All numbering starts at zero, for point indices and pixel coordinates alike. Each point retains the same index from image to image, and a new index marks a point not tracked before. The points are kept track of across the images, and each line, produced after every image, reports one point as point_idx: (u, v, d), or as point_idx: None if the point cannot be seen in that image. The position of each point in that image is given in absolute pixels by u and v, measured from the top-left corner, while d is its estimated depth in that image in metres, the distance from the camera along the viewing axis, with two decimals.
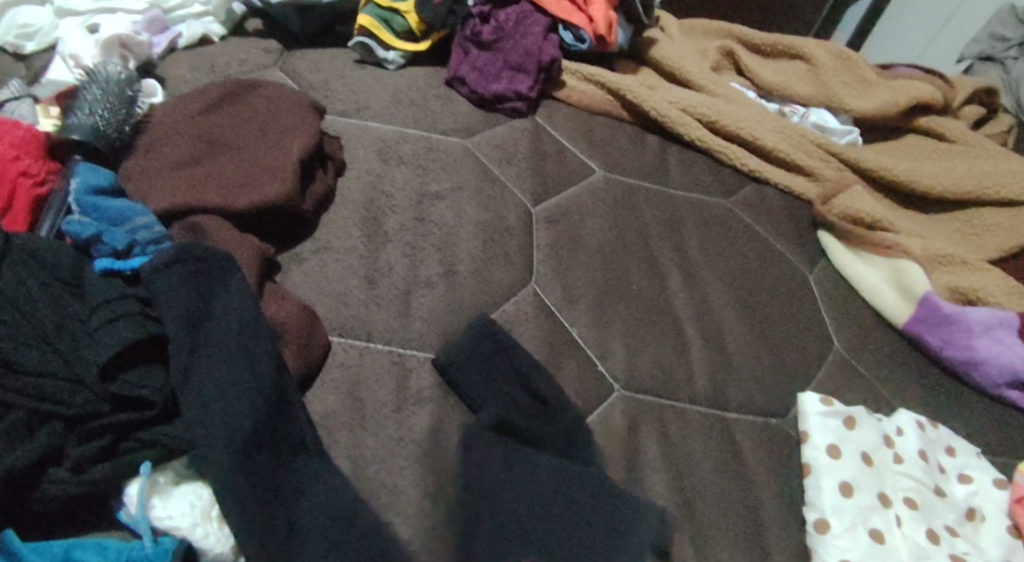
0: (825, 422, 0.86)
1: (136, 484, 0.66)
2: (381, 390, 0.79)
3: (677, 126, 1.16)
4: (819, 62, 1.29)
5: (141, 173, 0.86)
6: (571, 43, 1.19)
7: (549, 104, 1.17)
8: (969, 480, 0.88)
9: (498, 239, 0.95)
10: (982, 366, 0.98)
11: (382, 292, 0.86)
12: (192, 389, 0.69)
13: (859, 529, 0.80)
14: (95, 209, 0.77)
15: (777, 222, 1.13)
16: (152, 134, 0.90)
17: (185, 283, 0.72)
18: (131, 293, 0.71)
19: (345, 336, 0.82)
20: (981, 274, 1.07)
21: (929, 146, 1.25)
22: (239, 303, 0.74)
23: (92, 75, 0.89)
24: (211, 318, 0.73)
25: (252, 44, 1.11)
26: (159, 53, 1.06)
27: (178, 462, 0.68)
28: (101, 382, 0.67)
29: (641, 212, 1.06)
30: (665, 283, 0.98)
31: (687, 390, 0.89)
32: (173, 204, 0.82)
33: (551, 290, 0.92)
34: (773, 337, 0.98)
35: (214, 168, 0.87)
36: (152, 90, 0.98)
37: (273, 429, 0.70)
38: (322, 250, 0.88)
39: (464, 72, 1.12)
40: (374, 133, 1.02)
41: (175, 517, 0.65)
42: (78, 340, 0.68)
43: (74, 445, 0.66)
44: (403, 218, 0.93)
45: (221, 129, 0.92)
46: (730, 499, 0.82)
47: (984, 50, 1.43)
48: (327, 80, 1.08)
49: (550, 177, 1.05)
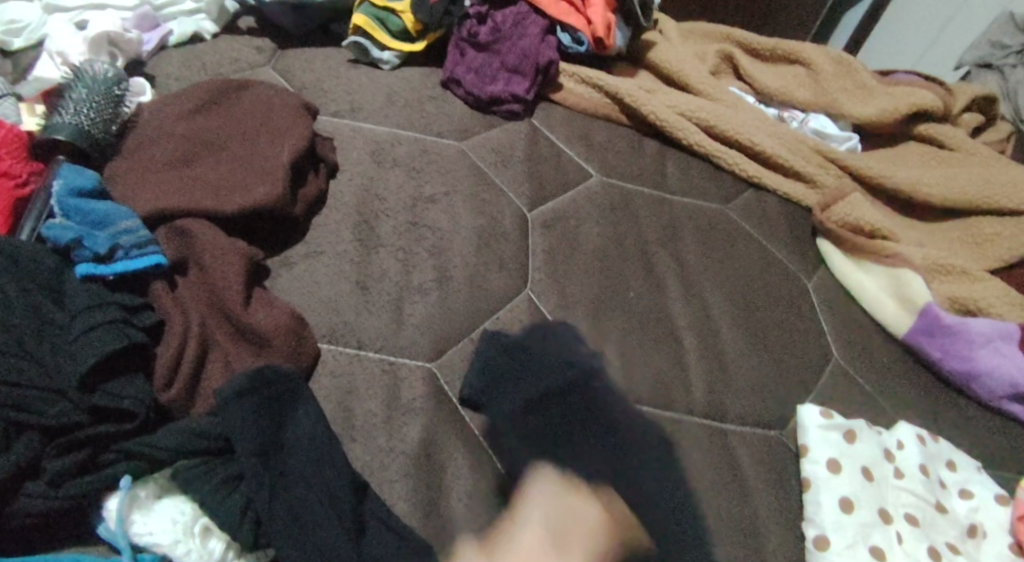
0: (825, 436, 0.85)
1: (115, 499, 0.64)
2: (371, 399, 0.77)
3: (676, 131, 1.15)
4: (820, 67, 1.27)
5: (127, 174, 0.84)
6: (569, 45, 1.17)
7: (547, 107, 1.15)
8: (970, 496, 0.87)
9: (493, 245, 0.93)
10: (983, 378, 0.97)
11: (373, 299, 0.84)
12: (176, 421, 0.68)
13: (860, 547, 0.78)
14: (79, 213, 0.73)
15: (776, 229, 1.12)
16: (139, 136, 0.88)
17: (172, 328, 0.72)
18: (112, 300, 0.69)
19: (335, 343, 0.80)
20: (981, 284, 1.05)
21: (929, 154, 1.23)
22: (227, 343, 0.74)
23: (78, 74, 0.87)
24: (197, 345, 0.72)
25: (244, 42, 1.09)
26: (148, 50, 1.04)
27: (160, 474, 0.66)
28: (81, 393, 0.65)
29: (639, 218, 1.04)
30: (662, 291, 0.97)
31: (685, 400, 0.87)
32: (158, 207, 0.79)
33: (547, 297, 0.91)
34: (774, 347, 0.96)
35: (202, 170, 0.85)
36: (141, 88, 0.95)
37: (264, 440, 0.68)
38: (312, 254, 0.86)
39: (460, 73, 1.10)
40: (368, 135, 1.00)
41: (156, 534, 0.63)
42: (56, 348, 0.66)
43: (52, 456, 0.63)
44: (397, 223, 0.91)
45: (210, 130, 0.90)
46: (730, 515, 0.80)
47: (984, 56, 1.41)
48: (320, 80, 1.06)
49: (548, 182, 1.03)
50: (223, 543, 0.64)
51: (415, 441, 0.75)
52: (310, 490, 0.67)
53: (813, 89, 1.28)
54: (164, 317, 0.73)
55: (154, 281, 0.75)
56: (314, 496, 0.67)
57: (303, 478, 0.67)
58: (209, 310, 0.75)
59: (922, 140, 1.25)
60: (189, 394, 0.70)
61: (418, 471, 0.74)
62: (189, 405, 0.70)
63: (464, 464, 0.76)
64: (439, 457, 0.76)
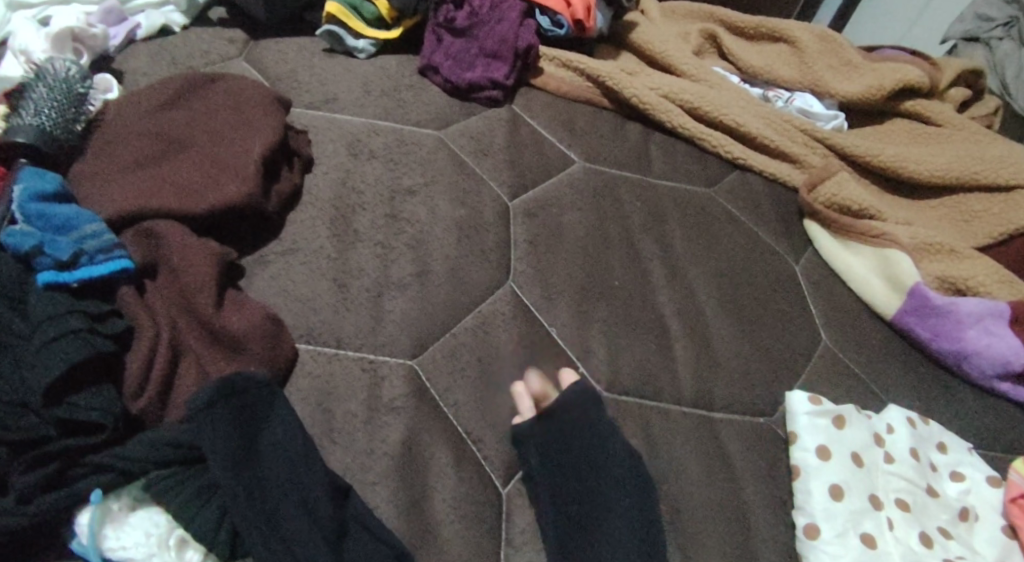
0: (814, 423, 0.83)
1: (87, 513, 0.62)
2: (352, 400, 0.75)
3: (660, 113, 1.13)
4: (804, 45, 1.26)
5: (94, 175, 0.81)
6: (548, 28, 1.15)
7: (528, 92, 1.12)
8: (961, 478, 0.86)
9: (473, 236, 0.91)
10: (973, 358, 0.95)
11: (352, 296, 0.82)
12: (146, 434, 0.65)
13: (850, 535, 0.77)
14: (41, 217, 0.71)
15: (761, 211, 1.10)
16: (106, 134, 0.86)
17: (142, 337, 0.70)
18: (77, 308, 0.67)
19: (313, 343, 0.78)
20: (970, 263, 1.03)
21: (917, 131, 1.22)
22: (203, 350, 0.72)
23: (39, 73, 0.85)
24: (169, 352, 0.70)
25: (215, 34, 1.07)
26: (116, 45, 1.01)
27: (133, 486, 0.65)
28: (46, 405, 0.63)
29: (624, 205, 1.02)
30: (647, 278, 0.95)
31: (673, 390, 0.86)
32: (127, 209, 0.77)
33: (530, 288, 0.89)
34: (761, 332, 0.95)
35: (172, 169, 0.83)
36: (107, 84, 0.93)
37: (241, 446, 0.66)
38: (288, 253, 0.84)
39: (437, 60, 1.07)
40: (344, 126, 0.98)
41: (130, 548, 0.62)
42: (21, 362, 0.64)
43: (19, 473, 0.62)
44: (374, 216, 0.89)
45: (179, 126, 0.88)
46: (718, 505, 0.79)
47: (970, 30, 1.38)
48: (294, 70, 1.03)
49: (528, 169, 1.01)
50: (200, 552, 0.63)
51: (397, 441, 0.74)
52: (290, 501, 0.65)
53: (799, 66, 1.26)
54: (132, 323, 0.70)
55: (121, 286, 0.72)
56: (293, 505, 0.65)
57: (283, 488, 0.66)
58: (182, 314, 0.73)
59: (910, 116, 1.23)
60: (161, 401, 0.69)
61: (400, 471, 0.72)
62: (162, 413, 0.69)
63: (448, 463, 0.74)
64: (423, 457, 0.74)
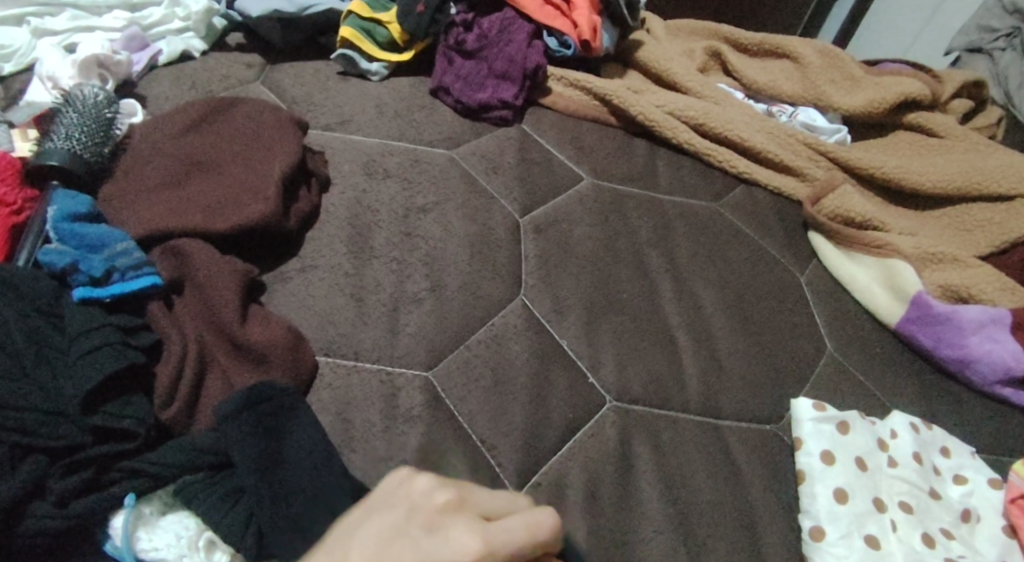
0: (818, 428, 0.86)
1: (120, 516, 0.66)
2: (370, 409, 0.78)
3: (665, 129, 1.16)
4: (807, 61, 1.29)
5: (123, 196, 0.85)
6: (556, 49, 1.18)
7: (536, 111, 1.16)
8: (964, 481, 0.88)
9: (485, 251, 0.94)
10: (975, 364, 0.97)
11: (368, 310, 0.85)
12: (175, 443, 0.69)
13: (855, 536, 0.79)
14: (74, 237, 0.76)
15: (766, 224, 1.13)
16: (133, 158, 0.90)
17: (173, 350, 0.73)
18: (110, 323, 0.71)
19: (332, 355, 0.81)
20: (971, 271, 1.05)
21: (918, 142, 1.24)
22: (228, 363, 0.75)
23: (69, 99, 0.89)
24: (197, 363, 0.73)
25: (234, 59, 1.11)
26: (139, 71, 1.05)
27: (163, 492, 0.69)
28: (82, 413, 0.66)
29: (630, 220, 1.05)
30: (654, 291, 0.98)
31: (681, 399, 0.88)
32: (154, 229, 0.81)
33: (541, 302, 0.92)
34: (765, 342, 0.97)
35: (196, 191, 0.87)
36: (132, 109, 0.96)
37: (267, 452, 0.69)
38: (308, 269, 0.87)
39: (449, 81, 1.11)
40: (359, 147, 1.01)
41: (161, 549, 0.65)
42: (58, 373, 0.68)
43: (57, 478, 0.65)
44: (389, 233, 0.92)
45: (202, 149, 0.91)
46: (725, 510, 0.81)
47: (973, 42, 1.42)
48: (310, 94, 1.07)
49: (538, 186, 1.04)
50: (228, 555, 0.66)
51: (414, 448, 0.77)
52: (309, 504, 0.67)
53: (802, 82, 1.29)
54: (161, 337, 0.74)
55: (153, 300, 0.76)
56: None
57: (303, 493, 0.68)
58: (208, 328, 0.77)
59: (912, 128, 1.25)
60: (189, 411, 0.72)
61: None
62: (190, 422, 0.72)
63: (463, 469, 0.77)
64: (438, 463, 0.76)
